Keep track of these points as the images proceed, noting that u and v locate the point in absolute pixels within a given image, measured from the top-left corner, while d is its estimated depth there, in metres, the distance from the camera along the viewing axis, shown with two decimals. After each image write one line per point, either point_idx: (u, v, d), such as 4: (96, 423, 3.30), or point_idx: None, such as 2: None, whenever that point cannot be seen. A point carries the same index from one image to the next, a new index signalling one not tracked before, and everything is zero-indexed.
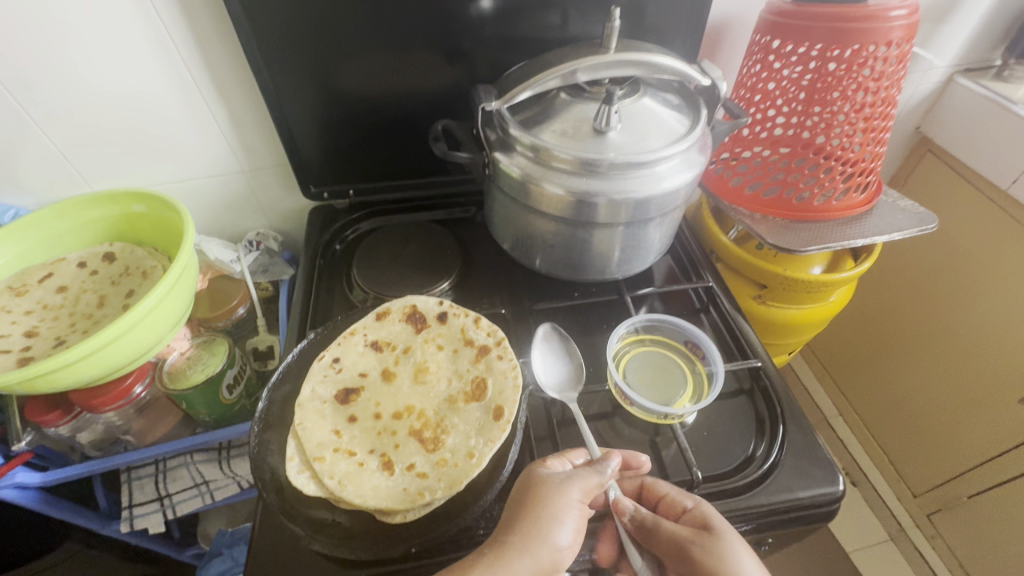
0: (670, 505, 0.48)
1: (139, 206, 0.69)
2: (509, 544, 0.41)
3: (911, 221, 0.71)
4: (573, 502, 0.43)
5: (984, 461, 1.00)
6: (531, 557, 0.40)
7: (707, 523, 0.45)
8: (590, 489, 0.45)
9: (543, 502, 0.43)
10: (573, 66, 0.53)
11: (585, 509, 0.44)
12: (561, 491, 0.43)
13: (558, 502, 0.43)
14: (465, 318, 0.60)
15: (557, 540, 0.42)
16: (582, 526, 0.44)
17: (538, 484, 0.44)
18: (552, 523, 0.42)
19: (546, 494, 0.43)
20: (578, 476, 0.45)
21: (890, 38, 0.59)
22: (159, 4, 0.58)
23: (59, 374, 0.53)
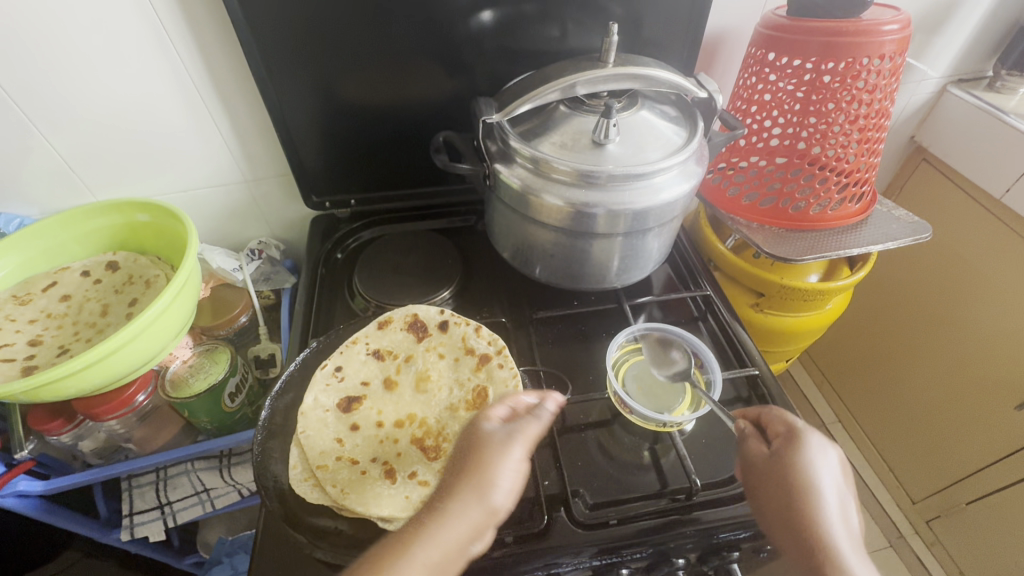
0: (769, 428, 0.49)
1: (142, 216, 0.70)
2: (448, 509, 0.38)
3: (905, 230, 0.72)
4: (513, 460, 0.40)
5: (981, 468, 1.01)
6: (462, 521, 0.37)
7: (798, 440, 0.45)
8: (530, 438, 0.42)
9: (481, 464, 0.40)
10: (573, 80, 0.54)
11: (526, 465, 0.41)
12: (495, 450, 0.40)
13: (494, 463, 0.40)
14: (466, 326, 0.60)
15: (494, 502, 0.39)
16: (523, 480, 0.41)
17: (476, 450, 0.41)
18: (488, 485, 0.39)
19: (484, 456, 0.40)
20: (517, 430, 0.42)
21: (882, 52, 0.61)
22: (164, 16, 0.59)
23: (62, 383, 0.54)
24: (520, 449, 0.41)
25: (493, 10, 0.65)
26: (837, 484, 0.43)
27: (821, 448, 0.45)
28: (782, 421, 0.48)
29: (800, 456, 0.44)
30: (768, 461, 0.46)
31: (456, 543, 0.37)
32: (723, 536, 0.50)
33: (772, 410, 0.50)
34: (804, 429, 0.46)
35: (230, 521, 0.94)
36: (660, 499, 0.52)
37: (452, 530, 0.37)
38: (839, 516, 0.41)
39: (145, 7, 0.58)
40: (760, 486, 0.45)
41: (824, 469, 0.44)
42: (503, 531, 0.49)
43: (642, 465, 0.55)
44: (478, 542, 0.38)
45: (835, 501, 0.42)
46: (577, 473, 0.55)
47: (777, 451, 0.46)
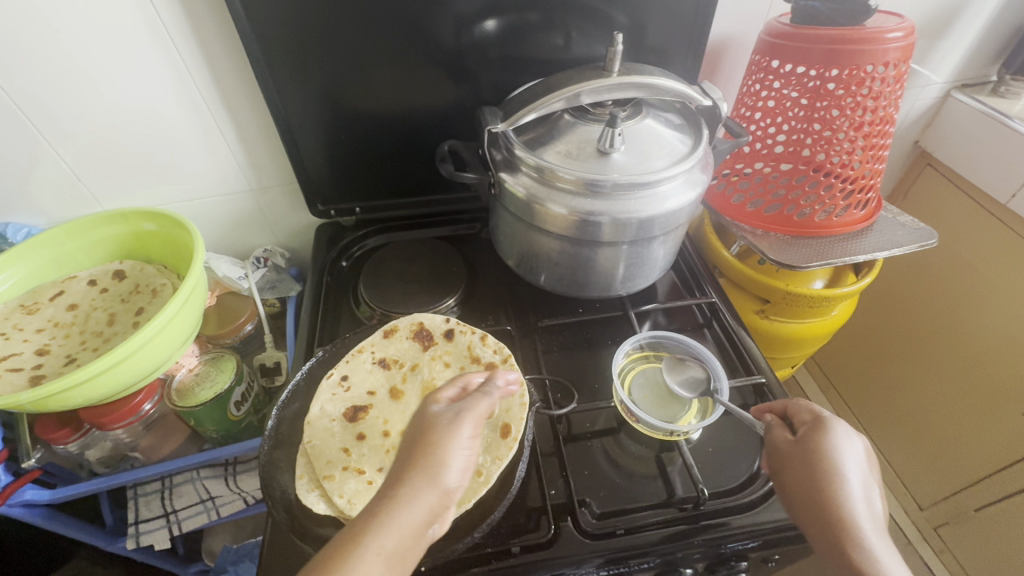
0: (794, 417, 0.50)
1: (149, 225, 0.70)
2: (399, 493, 0.36)
3: (911, 236, 0.72)
4: (463, 440, 0.39)
5: (990, 474, 1.00)
6: (416, 508, 0.35)
7: (823, 427, 0.46)
8: (477, 418, 0.41)
9: (431, 447, 0.38)
10: (577, 89, 0.54)
11: (477, 442, 0.40)
12: (443, 430, 0.39)
13: (445, 445, 0.38)
14: (472, 335, 0.60)
15: (446, 484, 0.37)
16: (474, 458, 0.39)
17: (422, 439, 0.39)
18: (439, 465, 0.37)
19: (432, 439, 0.38)
20: (466, 409, 0.41)
21: (886, 59, 0.61)
22: (170, 27, 0.59)
23: (69, 393, 0.54)
24: (467, 428, 0.40)
25: (498, 18, 0.66)
26: (863, 470, 0.44)
27: (847, 435, 0.45)
28: (808, 410, 0.49)
29: (826, 440, 0.45)
30: (794, 445, 0.46)
31: (410, 528, 0.35)
32: (730, 546, 0.50)
33: (800, 403, 0.51)
34: (829, 418, 0.47)
35: (235, 530, 0.94)
36: (668, 508, 0.52)
37: (406, 518, 0.35)
38: (863, 499, 0.42)
39: (151, 19, 0.58)
40: (788, 469, 0.46)
41: (850, 454, 0.44)
42: (511, 542, 0.49)
43: (648, 474, 0.55)
44: (436, 523, 0.36)
45: (859, 485, 0.42)
46: (584, 483, 0.54)
47: (802, 436, 0.46)
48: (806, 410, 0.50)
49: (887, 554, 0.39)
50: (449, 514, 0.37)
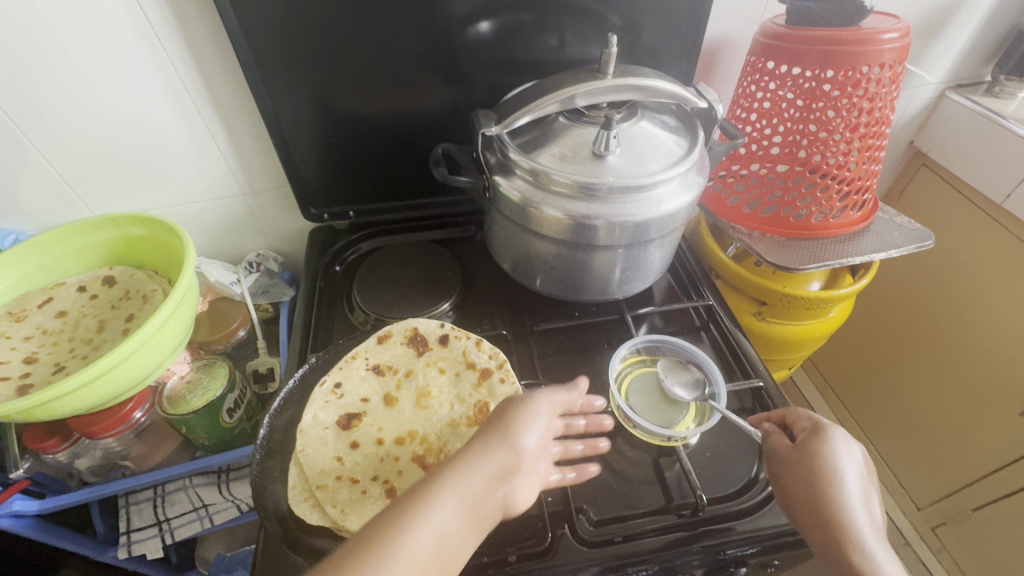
0: (794, 424, 0.50)
1: (139, 230, 0.69)
2: (477, 449, 0.39)
3: (908, 238, 0.71)
4: (540, 412, 0.43)
5: (986, 474, 1.00)
6: (493, 463, 0.38)
7: (823, 433, 0.46)
8: (557, 399, 0.45)
9: (509, 414, 0.42)
10: (572, 91, 0.53)
11: (551, 421, 0.44)
12: (523, 403, 0.43)
13: (524, 414, 0.42)
14: (467, 340, 0.60)
15: (522, 443, 0.40)
16: (548, 434, 0.43)
17: (503, 410, 0.42)
18: (518, 426, 0.41)
19: (512, 409, 0.42)
20: (545, 390, 0.45)
21: (882, 60, 0.60)
22: (160, 30, 0.59)
23: (58, 403, 0.53)
24: (545, 404, 0.43)
25: (491, 20, 0.65)
26: (862, 478, 0.44)
27: (846, 442, 0.45)
28: (808, 418, 0.49)
29: (826, 446, 0.45)
30: (792, 450, 0.46)
31: (485, 479, 0.38)
32: (730, 552, 0.50)
33: (798, 411, 0.51)
34: (828, 424, 0.47)
35: (228, 537, 0.93)
36: (666, 514, 0.52)
37: (485, 469, 0.38)
38: (861, 505, 0.42)
39: (141, 23, 0.58)
40: (786, 475, 0.46)
41: (849, 460, 0.44)
42: (507, 551, 0.49)
43: (645, 480, 0.55)
44: (506, 483, 0.39)
45: (858, 490, 0.42)
46: (581, 489, 0.54)
47: (801, 442, 0.46)
48: (804, 418, 0.50)
49: (887, 561, 0.39)
50: (517, 480, 0.40)
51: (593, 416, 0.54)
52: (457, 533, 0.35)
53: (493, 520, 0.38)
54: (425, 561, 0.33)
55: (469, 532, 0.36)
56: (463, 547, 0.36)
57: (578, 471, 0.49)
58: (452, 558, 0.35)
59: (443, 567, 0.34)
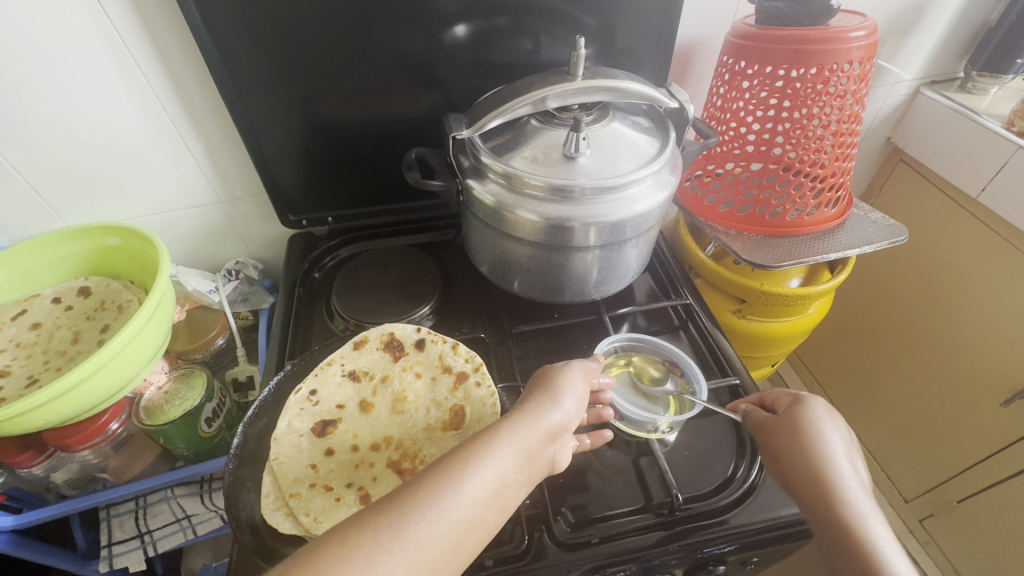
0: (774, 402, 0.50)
1: (114, 239, 0.69)
2: (530, 409, 0.41)
3: (882, 233, 0.72)
4: (576, 376, 0.46)
5: (972, 466, 1.00)
6: (544, 421, 0.41)
7: (804, 403, 0.47)
8: (589, 368, 0.48)
9: (553, 381, 0.45)
10: (543, 93, 0.54)
11: (587, 392, 0.47)
12: (564, 373, 0.46)
13: (567, 381, 0.45)
14: (443, 344, 0.59)
15: (565, 404, 0.43)
16: (586, 402, 0.45)
17: (547, 377, 0.46)
18: (562, 391, 0.44)
19: (556, 378, 0.45)
20: (576, 361, 0.48)
21: (850, 58, 0.61)
22: (129, 40, 0.58)
23: (30, 416, 0.52)
24: (581, 373, 0.47)
25: (467, 24, 0.65)
26: (845, 441, 0.45)
27: (827, 412, 0.46)
28: (786, 392, 0.50)
29: (808, 413, 0.46)
30: (778, 419, 0.47)
31: (539, 435, 0.39)
32: (708, 551, 0.50)
33: (775, 389, 0.52)
34: (807, 395, 0.48)
35: (215, 547, 0.93)
36: (646, 514, 0.52)
37: (539, 425, 0.40)
38: (848, 463, 0.43)
39: (111, 34, 0.57)
40: (777, 443, 0.46)
41: (832, 427, 0.45)
42: (484, 554, 0.49)
43: (625, 481, 0.54)
44: (554, 443, 0.41)
45: (843, 449, 0.44)
46: (559, 491, 0.54)
47: (787, 410, 0.48)
48: (783, 394, 0.51)
49: (873, 514, 0.39)
50: (563, 440, 0.42)
51: (592, 411, 0.55)
52: (513, 482, 0.36)
53: (542, 476, 0.40)
54: (483, 501, 0.34)
55: (523, 483, 0.37)
56: (516, 495, 0.37)
57: (594, 437, 0.52)
58: (505, 505, 0.36)
59: (497, 511, 0.35)
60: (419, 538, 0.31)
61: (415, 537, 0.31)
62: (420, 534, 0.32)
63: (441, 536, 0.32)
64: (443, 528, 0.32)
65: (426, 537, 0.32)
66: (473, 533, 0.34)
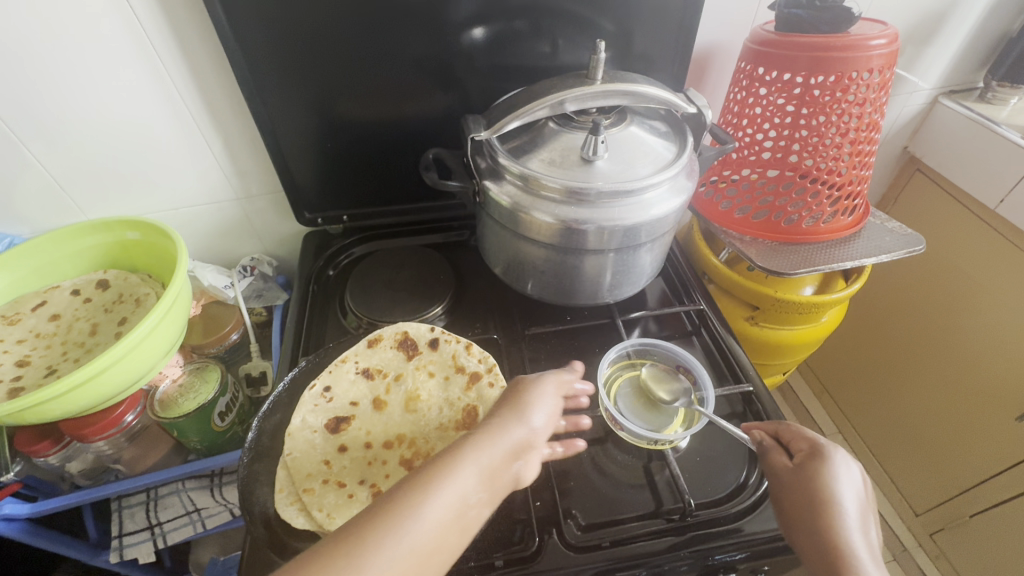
0: (793, 445, 0.49)
1: (133, 233, 0.70)
2: (496, 426, 0.41)
3: (899, 242, 0.72)
4: (548, 392, 0.46)
5: (985, 480, 0.99)
6: (509, 438, 0.40)
7: (821, 455, 0.45)
8: (561, 380, 0.48)
9: (523, 396, 0.44)
10: (562, 96, 0.54)
11: (559, 405, 0.46)
12: (534, 388, 0.46)
13: (534, 394, 0.44)
14: (457, 344, 0.60)
15: (533, 421, 0.42)
16: (555, 417, 0.45)
17: (514, 392, 0.45)
18: (530, 405, 0.43)
19: (525, 393, 0.45)
20: (550, 374, 0.48)
21: (870, 66, 0.61)
22: (155, 38, 0.59)
23: (47, 406, 0.53)
24: (553, 387, 0.46)
25: (485, 26, 0.66)
26: (861, 499, 0.42)
27: (846, 463, 0.45)
28: (805, 438, 0.48)
29: (827, 467, 0.44)
30: (791, 472, 0.46)
31: (503, 453, 0.39)
32: (719, 558, 0.49)
33: (795, 427, 0.50)
34: (827, 445, 0.46)
35: (223, 541, 0.93)
36: (656, 519, 0.51)
37: (503, 443, 0.39)
38: (859, 530, 0.40)
39: (139, 32, 0.58)
40: (787, 500, 0.44)
41: (848, 481, 0.43)
42: (493, 555, 0.49)
43: (635, 484, 0.54)
44: (519, 460, 0.40)
45: (855, 510, 0.41)
46: (570, 494, 0.54)
47: (800, 464, 0.46)
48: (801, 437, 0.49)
49: None
50: (530, 456, 0.41)
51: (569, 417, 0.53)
52: (476, 501, 0.36)
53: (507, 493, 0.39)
54: (445, 524, 0.34)
55: (487, 503, 0.37)
56: (479, 515, 0.36)
57: (566, 445, 0.49)
58: (467, 526, 0.35)
59: (459, 533, 0.35)
60: (379, 564, 0.31)
61: (376, 563, 0.31)
62: (380, 560, 0.31)
63: (401, 561, 0.32)
64: (403, 553, 0.32)
65: (386, 563, 0.31)
66: (435, 557, 0.33)
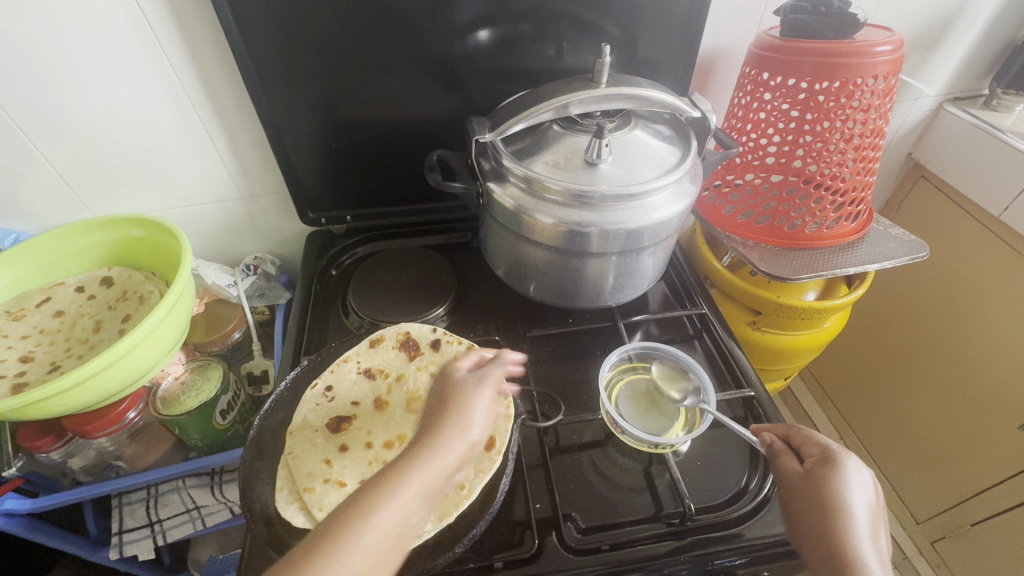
0: (803, 449, 0.49)
1: (138, 231, 0.70)
2: (432, 442, 0.44)
3: (903, 249, 0.72)
4: (483, 401, 0.48)
5: (987, 488, 0.98)
6: (445, 453, 0.43)
7: (834, 462, 0.45)
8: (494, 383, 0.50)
9: (458, 408, 0.47)
10: (566, 100, 0.54)
11: (494, 406, 0.49)
12: (468, 396, 0.48)
13: (469, 403, 0.47)
14: (458, 345, 0.59)
15: (469, 433, 0.45)
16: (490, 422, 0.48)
17: (448, 400, 0.48)
18: (464, 417, 0.46)
19: (460, 403, 0.48)
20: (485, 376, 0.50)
21: (876, 72, 0.61)
22: (163, 36, 0.60)
23: (50, 402, 0.53)
24: (486, 393, 0.49)
25: (490, 29, 0.66)
26: (871, 507, 0.43)
27: (857, 470, 0.45)
28: (817, 443, 0.48)
29: (839, 475, 0.44)
30: (802, 478, 0.46)
31: (439, 468, 0.42)
32: (719, 562, 0.49)
33: (805, 430, 0.50)
34: (839, 451, 0.46)
35: (222, 539, 0.94)
36: (655, 523, 0.51)
37: (438, 459, 0.43)
38: (869, 540, 0.40)
39: (147, 31, 0.59)
40: (798, 506, 0.44)
41: (859, 488, 0.43)
42: (493, 557, 0.49)
43: (635, 487, 0.54)
44: (455, 470, 0.44)
45: (866, 519, 0.42)
46: (571, 497, 0.54)
47: (811, 470, 0.46)
48: (810, 439, 0.49)
49: None
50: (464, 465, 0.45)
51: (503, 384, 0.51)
52: (413, 517, 0.39)
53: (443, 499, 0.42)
54: (383, 546, 0.37)
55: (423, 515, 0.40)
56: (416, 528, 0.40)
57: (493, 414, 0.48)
58: (405, 541, 0.39)
59: (398, 549, 0.38)
60: None
61: None
62: None
63: None
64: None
65: None
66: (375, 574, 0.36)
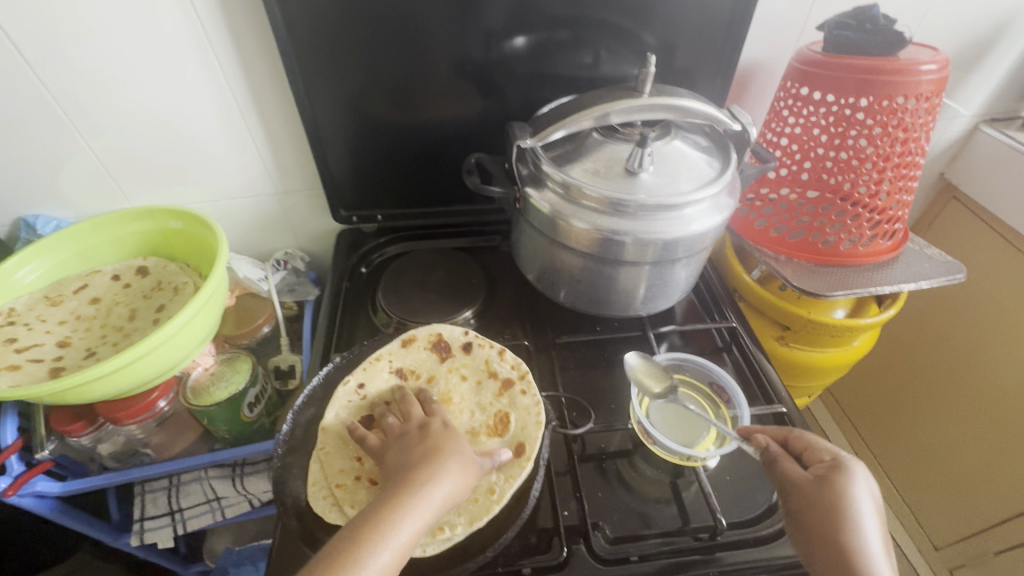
0: (809, 455, 0.48)
1: (174, 222, 0.71)
2: (408, 498, 0.42)
3: (938, 270, 0.71)
4: (461, 464, 0.46)
5: (1010, 517, 0.96)
6: (417, 516, 0.41)
7: (842, 469, 0.45)
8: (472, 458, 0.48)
9: (436, 466, 0.45)
10: (607, 108, 0.54)
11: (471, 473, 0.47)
12: (448, 460, 0.46)
13: (453, 463, 0.45)
14: (490, 349, 0.60)
15: (443, 494, 0.43)
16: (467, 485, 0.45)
17: (434, 457, 0.45)
18: (441, 479, 0.44)
19: (438, 462, 0.45)
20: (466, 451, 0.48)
21: (919, 91, 0.60)
22: (210, 31, 0.61)
23: (87, 387, 0.54)
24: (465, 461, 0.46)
25: (528, 35, 0.66)
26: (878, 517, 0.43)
27: (865, 479, 0.44)
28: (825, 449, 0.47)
29: (850, 485, 0.43)
30: (812, 484, 0.44)
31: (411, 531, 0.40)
32: None
33: (804, 435, 0.50)
34: (847, 459, 0.45)
35: (237, 532, 0.94)
36: (682, 536, 0.51)
37: (411, 519, 0.40)
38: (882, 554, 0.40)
39: (196, 27, 0.60)
40: (806, 514, 0.43)
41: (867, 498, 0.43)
42: (521, 562, 0.49)
43: (662, 499, 0.54)
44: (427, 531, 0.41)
45: (877, 531, 0.42)
46: (599, 505, 0.53)
47: (822, 477, 0.44)
48: (813, 447, 0.48)
49: None
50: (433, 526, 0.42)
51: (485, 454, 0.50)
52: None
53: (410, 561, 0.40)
54: None
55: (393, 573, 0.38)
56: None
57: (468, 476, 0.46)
58: None
59: None
60: None
61: None
62: None
63: None
64: None
65: None
66: None
